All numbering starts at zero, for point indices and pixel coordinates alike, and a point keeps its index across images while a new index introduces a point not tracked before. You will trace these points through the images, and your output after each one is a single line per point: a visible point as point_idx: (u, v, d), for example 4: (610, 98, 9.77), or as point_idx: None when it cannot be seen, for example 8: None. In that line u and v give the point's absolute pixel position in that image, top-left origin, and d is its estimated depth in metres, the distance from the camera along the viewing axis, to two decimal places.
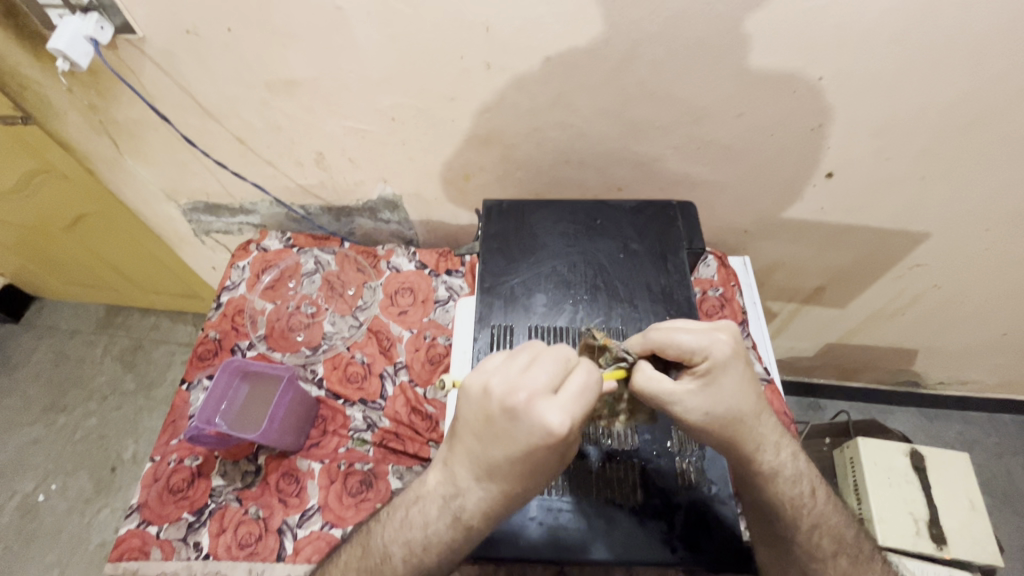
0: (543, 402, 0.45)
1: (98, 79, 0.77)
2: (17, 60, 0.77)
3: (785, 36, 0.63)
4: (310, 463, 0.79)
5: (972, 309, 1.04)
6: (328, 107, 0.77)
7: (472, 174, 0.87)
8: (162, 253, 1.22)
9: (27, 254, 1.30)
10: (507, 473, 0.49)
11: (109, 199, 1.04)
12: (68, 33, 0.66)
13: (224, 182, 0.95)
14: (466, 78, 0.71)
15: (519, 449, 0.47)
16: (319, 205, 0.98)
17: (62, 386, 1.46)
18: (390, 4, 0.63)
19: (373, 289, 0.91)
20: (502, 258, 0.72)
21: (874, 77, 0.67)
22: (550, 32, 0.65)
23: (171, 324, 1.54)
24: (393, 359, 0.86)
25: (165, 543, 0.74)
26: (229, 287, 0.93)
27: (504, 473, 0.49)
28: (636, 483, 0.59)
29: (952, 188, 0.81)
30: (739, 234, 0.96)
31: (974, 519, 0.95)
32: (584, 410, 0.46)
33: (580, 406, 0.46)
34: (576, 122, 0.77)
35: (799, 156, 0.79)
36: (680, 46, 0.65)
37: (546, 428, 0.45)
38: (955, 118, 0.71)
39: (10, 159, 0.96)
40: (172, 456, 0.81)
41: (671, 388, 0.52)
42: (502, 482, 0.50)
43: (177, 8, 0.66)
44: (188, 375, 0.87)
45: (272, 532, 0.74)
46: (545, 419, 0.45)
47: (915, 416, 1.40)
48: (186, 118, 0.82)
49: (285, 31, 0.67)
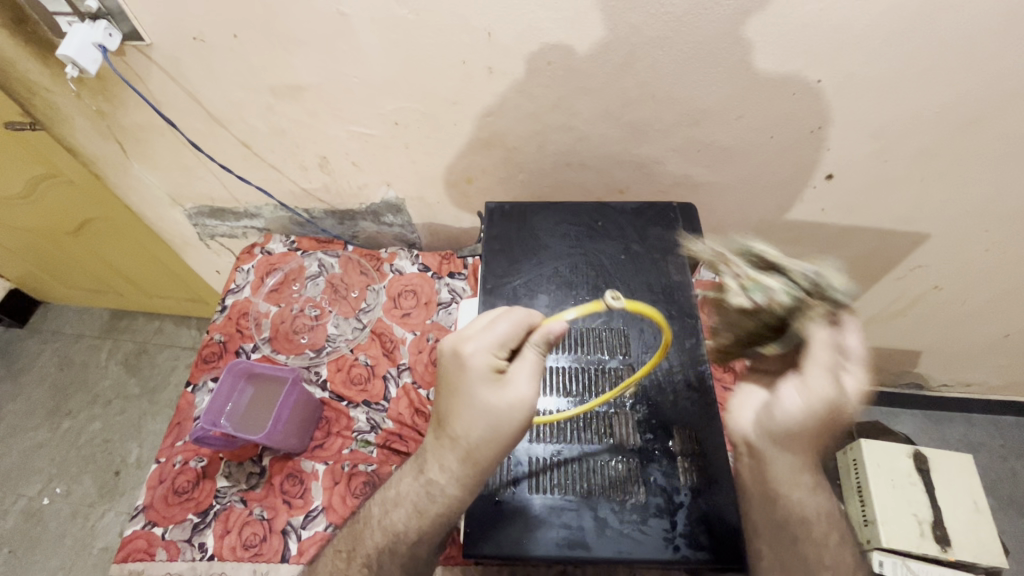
0: (465, 336, 0.54)
1: (105, 85, 0.78)
2: (26, 67, 0.78)
3: (784, 39, 0.64)
4: (314, 465, 0.79)
5: (974, 310, 1.04)
6: (332, 112, 0.78)
7: (474, 177, 0.88)
8: (166, 258, 1.23)
9: (33, 259, 1.32)
10: (467, 424, 0.53)
11: (115, 203, 1.05)
12: (76, 40, 0.67)
13: (228, 186, 0.96)
14: (468, 82, 0.72)
15: (458, 388, 0.53)
16: (322, 209, 0.99)
17: (67, 391, 1.46)
18: (393, 10, 0.64)
19: (377, 291, 0.92)
20: (504, 260, 0.72)
21: (872, 79, 0.68)
22: (551, 37, 0.65)
23: (175, 328, 1.55)
24: (396, 361, 0.87)
25: (170, 544, 0.74)
26: (234, 290, 0.93)
27: (465, 426, 0.53)
28: (638, 482, 0.60)
29: (951, 189, 0.81)
30: (739, 236, 0.96)
31: (978, 520, 0.95)
32: (501, 335, 0.53)
33: (491, 336, 0.52)
34: (577, 125, 0.78)
35: (799, 158, 0.80)
36: (680, 49, 0.66)
37: (460, 353, 0.52)
38: (954, 119, 0.71)
39: (17, 164, 0.97)
40: (177, 458, 0.81)
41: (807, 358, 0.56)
42: (467, 440, 0.53)
43: (184, 14, 0.67)
44: (193, 377, 0.88)
45: (276, 533, 0.74)
46: (460, 348, 0.53)
47: (918, 418, 1.40)
48: (191, 123, 0.83)
49: (290, 37, 0.68)
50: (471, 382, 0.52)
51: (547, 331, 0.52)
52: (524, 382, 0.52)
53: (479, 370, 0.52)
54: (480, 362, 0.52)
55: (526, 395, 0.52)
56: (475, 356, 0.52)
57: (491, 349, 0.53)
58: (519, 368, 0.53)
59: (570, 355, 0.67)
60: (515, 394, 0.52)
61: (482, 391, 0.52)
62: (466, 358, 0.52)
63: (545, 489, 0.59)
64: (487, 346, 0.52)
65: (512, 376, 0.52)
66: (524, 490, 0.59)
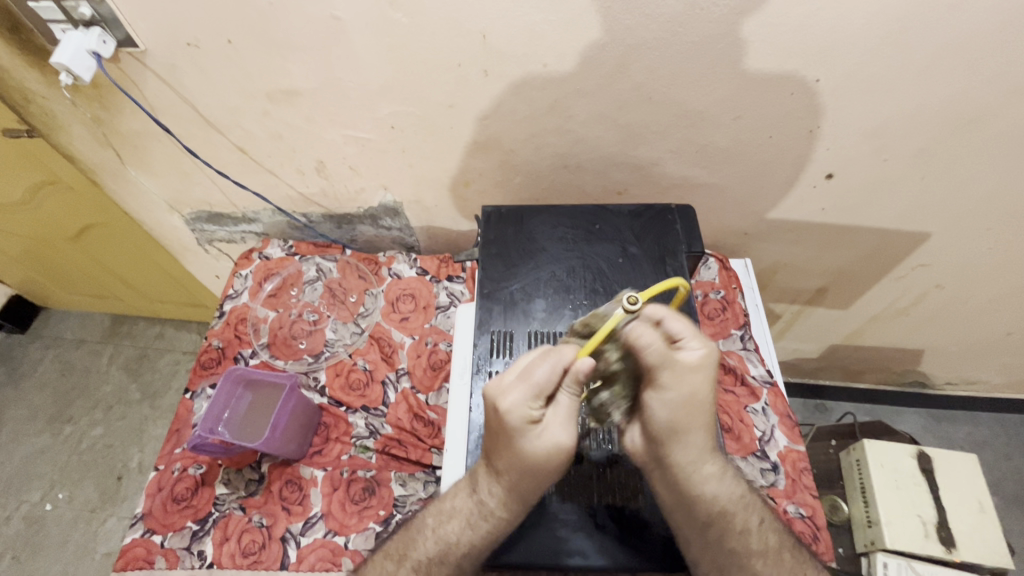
0: (503, 389, 0.52)
1: (101, 92, 0.78)
2: (21, 74, 0.78)
3: (783, 38, 0.63)
4: (313, 471, 0.79)
5: (977, 308, 1.03)
6: (328, 116, 0.78)
7: (471, 181, 0.88)
8: (165, 263, 1.23)
9: (33, 265, 1.32)
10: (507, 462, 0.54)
11: (114, 209, 1.05)
12: (70, 47, 0.66)
13: (226, 192, 0.96)
14: (463, 85, 0.72)
15: (504, 437, 0.53)
16: (320, 213, 0.98)
17: (68, 396, 1.47)
18: (387, 14, 0.63)
19: (374, 296, 0.92)
20: (501, 264, 0.72)
21: (872, 78, 0.67)
22: (547, 39, 0.65)
23: (176, 333, 1.55)
24: (395, 366, 0.86)
25: (169, 552, 0.74)
26: (232, 296, 0.93)
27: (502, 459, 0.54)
28: (638, 488, 0.60)
29: (954, 187, 0.80)
30: (739, 236, 0.95)
31: (983, 521, 0.94)
32: (542, 383, 0.51)
33: (531, 387, 0.51)
34: (574, 127, 0.77)
35: (797, 158, 0.79)
36: (677, 50, 0.66)
37: (500, 407, 0.52)
38: (954, 117, 0.70)
39: (15, 172, 0.97)
40: (176, 465, 0.81)
41: (670, 359, 0.51)
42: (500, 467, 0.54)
43: (178, 21, 0.67)
44: (192, 384, 0.87)
45: (276, 541, 0.74)
46: (498, 400, 0.52)
47: (923, 416, 1.39)
48: (187, 129, 0.83)
49: (283, 42, 0.68)
50: (514, 436, 0.52)
51: (580, 371, 0.51)
52: (562, 427, 0.53)
53: (520, 425, 0.51)
54: (519, 417, 0.51)
55: (566, 439, 0.52)
56: (516, 412, 0.51)
57: (529, 400, 0.52)
58: (554, 413, 0.53)
59: None
60: (556, 440, 0.52)
61: (524, 442, 0.52)
62: (507, 414, 0.51)
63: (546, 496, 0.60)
64: (525, 397, 0.51)
65: (551, 423, 0.53)
66: None
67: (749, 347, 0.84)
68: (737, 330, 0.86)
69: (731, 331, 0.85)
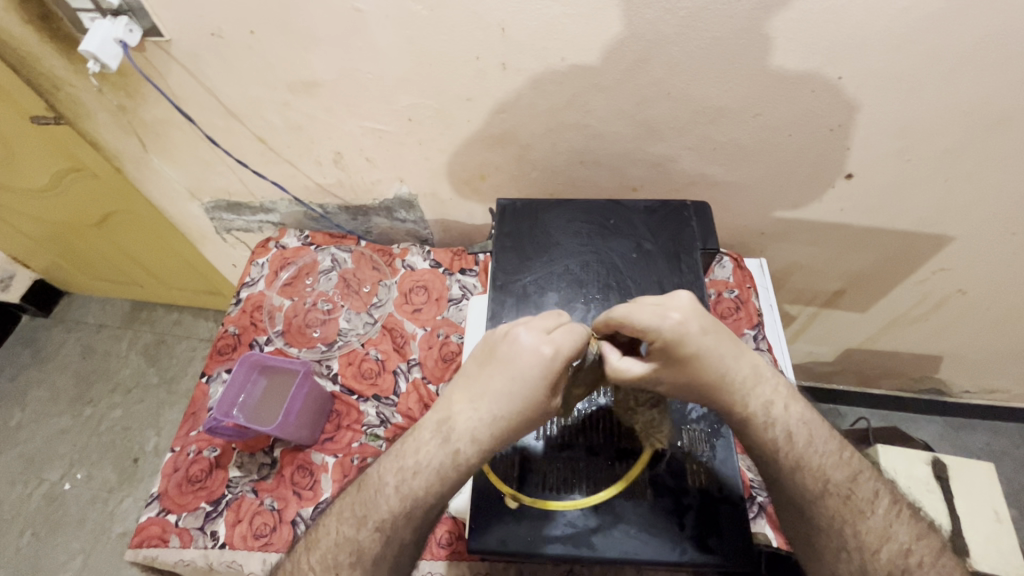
0: (532, 336, 0.56)
1: (126, 80, 0.80)
2: (51, 63, 0.79)
3: (807, 35, 0.63)
4: (324, 457, 0.81)
5: (1001, 314, 1.01)
6: (346, 108, 0.79)
7: (486, 174, 0.88)
8: (185, 251, 1.25)
9: (58, 250, 1.35)
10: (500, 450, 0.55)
11: (136, 197, 1.08)
12: (98, 36, 0.68)
13: (246, 181, 0.97)
14: (481, 78, 0.72)
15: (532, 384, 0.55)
16: (336, 204, 0.99)
17: (89, 379, 1.50)
18: (408, 6, 0.64)
19: (388, 287, 0.92)
20: (515, 257, 0.72)
21: (897, 75, 0.66)
22: (566, 33, 0.65)
23: (193, 320, 1.57)
24: (406, 356, 0.87)
25: (183, 532, 0.76)
26: (249, 283, 0.95)
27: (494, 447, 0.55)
28: (646, 482, 0.60)
29: (979, 190, 0.79)
30: (755, 236, 0.95)
31: (999, 531, 0.93)
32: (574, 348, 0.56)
33: (567, 345, 0.56)
34: (591, 123, 0.77)
35: (817, 157, 0.78)
36: (696, 46, 0.65)
37: (540, 351, 0.55)
38: (980, 119, 0.69)
39: (43, 158, 1.00)
40: (191, 447, 0.83)
41: (651, 301, 0.57)
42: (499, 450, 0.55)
43: (204, 11, 0.68)
44: (208, 368, 0.89)
45: (286, 524, 0.76)
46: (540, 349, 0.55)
47: (940, 425, 1.37)
48: (209, 119, 0.84)
49: (306, 33, 0.69)
50: (522, 365, 0.55)
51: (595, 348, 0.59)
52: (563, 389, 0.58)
53: (534, 359, 0.55)
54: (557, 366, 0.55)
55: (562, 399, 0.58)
56: (549, 359, 0.55)
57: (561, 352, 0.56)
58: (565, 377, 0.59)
59: None
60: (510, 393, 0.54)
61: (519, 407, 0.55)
62: (535, 357, 0.55)
63: (551, 486, 0.60)
64: (558, 351, 0.55)
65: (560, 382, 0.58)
66: (530, 488, 0.60)
67: (762, 348, 0.83)
68: (750, 330, 0.85)
69: (744, 331, 0.85)
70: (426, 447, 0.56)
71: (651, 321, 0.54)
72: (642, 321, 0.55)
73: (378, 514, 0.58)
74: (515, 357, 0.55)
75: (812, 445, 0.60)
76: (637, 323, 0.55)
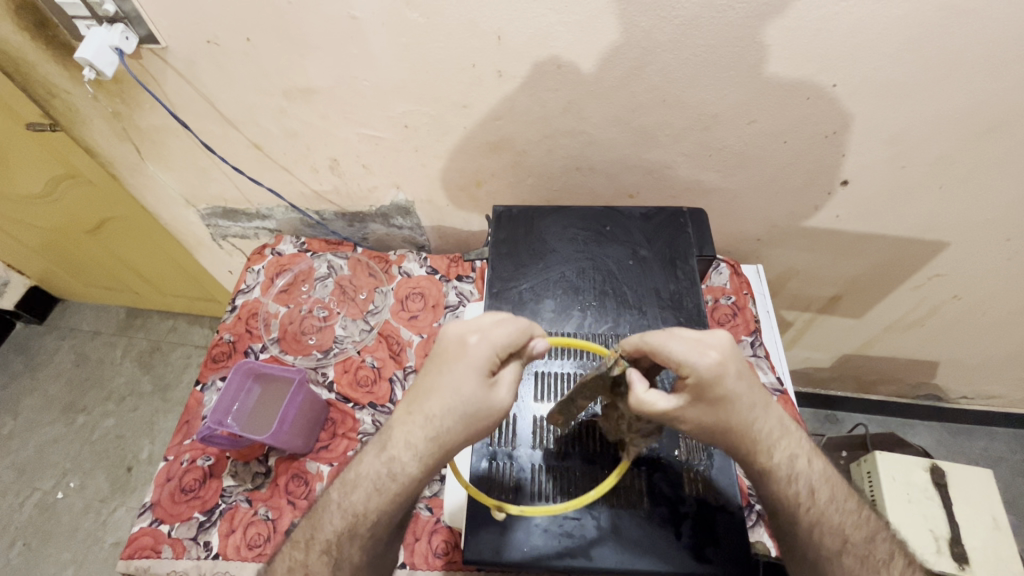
0: (460, 325, 0.56)
1: (122, 87, 0.79)
2: (46, 70, 0.79)
3: (801, 43, 0.63)
4: (319, 466, 0.80)
5: (997, 319, 1.01)
6: (342, 114, 0.79)
7: (482, 181, 0.88)
8: (181, 258, 1.25)
9: (53, 257, 1.34)
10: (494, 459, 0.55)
11: (132, 204, 1.07)
12: (94, 43, 0.68)
13: (241, 188, 0.97)
14: (477, 85, 0.72)
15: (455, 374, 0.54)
16: (332, 211, 0.99)
17: (82, 387, 1.49)
18: (404, 14, 0.64)
19: (384, 293, 0.92)
20: (511, 263, 0.72)
21: (890, 83, 0.66)
22: (562, 41, 0.65)
23: (188, 327, 1.57)
24: (403, 363, 0.87)
25: (176, 542, 0.76)
26: (244, 290, 0.94)
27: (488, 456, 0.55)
28: (643, 490, 0.60)
29: (973, 196, 0.79)
30: (751, 242, 0.95)
31: (998, 538, 0.92)
32: (505, 337, 0.54)
33: (493, 333, 0.54)
34: (587, 130, 0.77)
35: (812, 163, 0.78)
36: (690, 54, 0.65)
37: (462, 339, 0.55)
38: (973, 125, 0.69)
39: (38, 165, 1.00)
40: (185, 456, 0.82)
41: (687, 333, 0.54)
42: None
43: (201, 18, 0.68)
44: (202, 376, 0.89)
45: (281, 533, 0.75)
46: (463, 336, 0.55)
47: (937, 431, 1.37)
48: (205, 125, 0.84)
49: (302, 40, 0.69)
50: (448, 356, 0.55)
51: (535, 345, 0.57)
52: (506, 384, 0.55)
53: (459, 348, 0.55)
54: (480, 355, 0.54)
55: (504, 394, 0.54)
56: (472, 347, 0.54)
57: (482, 340, 0.54)
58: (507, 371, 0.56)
59: (575, 362, 0.67)
60: (500, 401, 0.53)
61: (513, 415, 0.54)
62: (460, 346, 0.55)
63: (547, 495, 0.60)
64: (480, 338, 0.54)
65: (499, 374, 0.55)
66: (525, 497, 0.60)
67: (759, 354, 0.83)
68: (746, 336, 0.85)
69: (741, 337, 0.84)
70: (419, 453, 0.56)
71: (690, 356, 0.52)
72: (681, 356, 0.52)
73: (370, 521, 0.57)
74: (445, 348, 0.56)
75: (809, 454, 0.60)
76: (676, 355, 0.52)
